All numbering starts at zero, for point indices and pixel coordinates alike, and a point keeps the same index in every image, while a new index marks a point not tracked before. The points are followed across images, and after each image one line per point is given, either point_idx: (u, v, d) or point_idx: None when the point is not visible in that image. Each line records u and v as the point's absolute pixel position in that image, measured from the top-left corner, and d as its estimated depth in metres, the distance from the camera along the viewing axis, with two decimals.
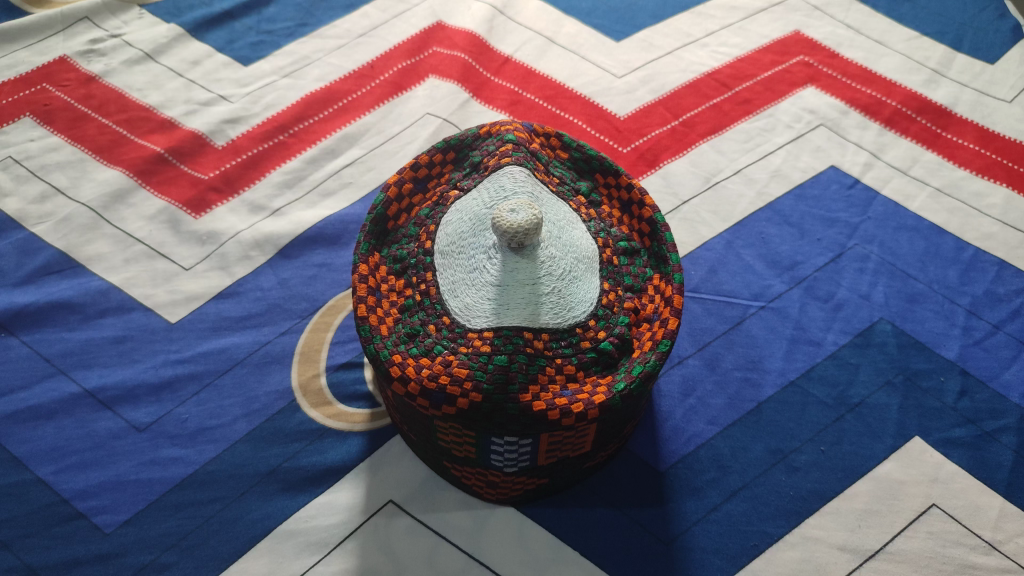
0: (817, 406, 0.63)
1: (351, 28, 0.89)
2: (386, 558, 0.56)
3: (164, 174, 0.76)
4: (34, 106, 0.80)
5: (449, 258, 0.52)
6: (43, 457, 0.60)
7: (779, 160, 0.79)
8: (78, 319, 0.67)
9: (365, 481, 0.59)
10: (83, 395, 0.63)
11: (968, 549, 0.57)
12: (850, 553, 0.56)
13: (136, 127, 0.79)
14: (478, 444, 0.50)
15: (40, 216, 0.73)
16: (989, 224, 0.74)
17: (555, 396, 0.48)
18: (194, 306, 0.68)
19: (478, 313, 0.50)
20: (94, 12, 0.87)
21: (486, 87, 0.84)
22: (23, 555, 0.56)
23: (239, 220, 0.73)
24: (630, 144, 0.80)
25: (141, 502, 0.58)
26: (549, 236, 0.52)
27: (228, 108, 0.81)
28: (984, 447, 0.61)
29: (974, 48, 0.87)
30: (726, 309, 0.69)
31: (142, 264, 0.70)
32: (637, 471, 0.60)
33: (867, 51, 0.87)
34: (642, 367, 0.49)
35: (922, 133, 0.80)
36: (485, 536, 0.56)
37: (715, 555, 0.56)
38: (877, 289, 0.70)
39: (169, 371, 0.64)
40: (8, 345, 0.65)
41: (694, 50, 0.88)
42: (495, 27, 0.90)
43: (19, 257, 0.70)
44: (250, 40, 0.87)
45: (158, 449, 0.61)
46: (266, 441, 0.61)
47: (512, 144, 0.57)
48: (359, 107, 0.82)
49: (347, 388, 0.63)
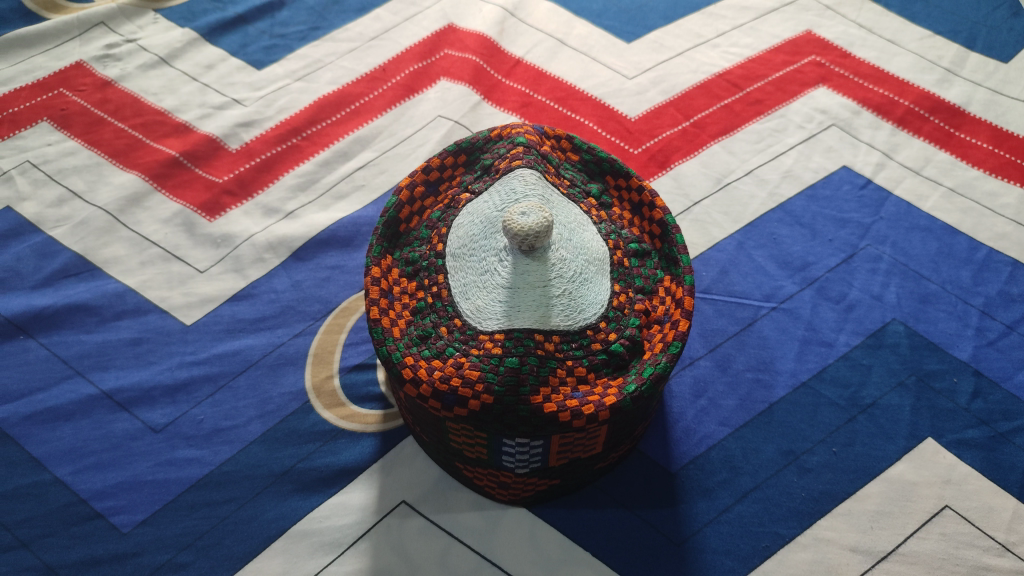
0: (829, 407, 0.63)
1: (363, 31, 0.90)
2: (399, 559, 0.56)
3: (179, 178, 0.77)
4: (51, 111, 0.81)
5: (461, 261, 0.52)
6: (62, 457, 0.61)
7: (790, 160, 0.78)
8: (95, 321, 0.68)
9: (378, 482, 0.59)
10: (100, 397, 0.64)
11: (981, 551, 0.57)
12: (863, 555, 0.56)
13: (152, 131, 0.80)
14: (490, 446, 0.51)
15: (57, 220, 0.74)
16: (1002, 225, 0.73)
17: (566, 398, 0.48)
18: (209, 309, 0.69)
19: (490, 316, 0.50)
20: (110, 18, 0.88)
21: (497, 89, 0.85)
22: (43, 554, 0.57)
23: (253, 223, 0.74)
24: (641, 145, 0.80)
25: (157, 502, 0.59)
26: (560, 238, 0.52)
27: (242, 112, 0.82)
28: (998, 448, 0.61)
29: (988, 47, 0.86)
30: (737, 310, 0.69)
31: (157, 267, 0.71)
32: (649, 472, 0.60)
33: (879, 51, 0.87)
34: (653, 369, 0.49)
35: (934, 133, 0.80)
36: (497, 536, 0.57)
37: (726, 556, 0.56)
38: (890, 289, 0.70)
39: (185, 372, 0.65)
40: (26, 347, 0.66)
41: (706, 51, 0.88)
42: (506, 29, 0.90)
43: (38, 260, 0.71)
44: (263, 44, 0.88)
45: (174, 449, 0.61)
46: (281, 442, 0.61)
47: (523, 146, 0.58)
48: (371, 110, 0.83)
49: (361, 389, 0.63)
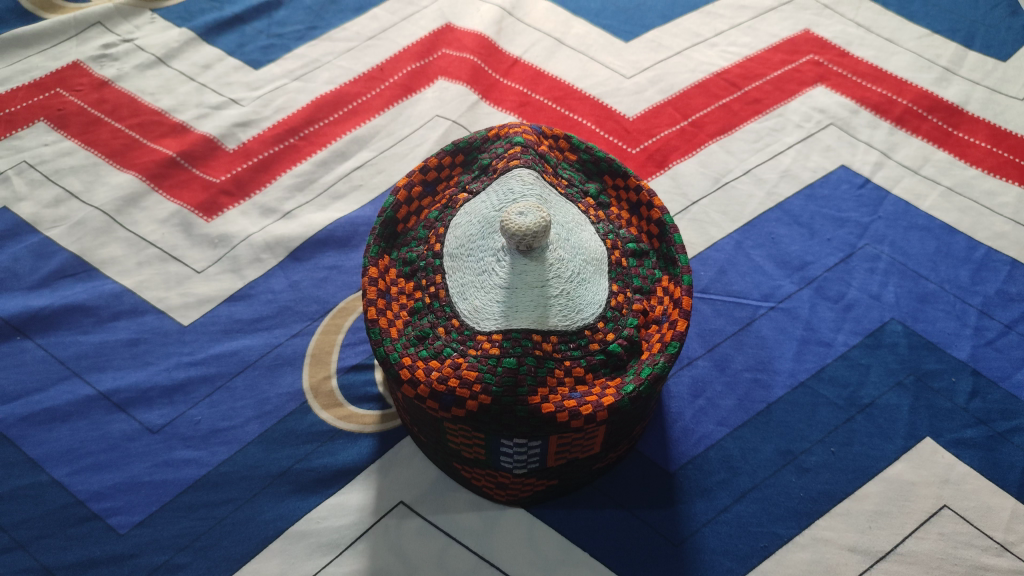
0: (827, 407, 0.63)
1: (360, 31, 0.90)
2: (397, 559, 0.56)
3: (176, 178, 0.77)
4: (48, 111, 0.81)
5: (458, 261, 0.52)
6: (59, 458, 0.61)
7: (788, 160, 0.78)
8: (92, 322, 0.68)
9: (376, 482, 0.59)
10: (97, 398, 0.64)
11: (980, 550, 0.57)
12: (861, 555, 0.56)
13: (148, 131, 0.80)
14: (487, 446, 0.51)
15: (54, 220, 0.74)
16: (1000, 224, 0.73)
17: (563, 398, 0.48)
18: (207, 309, 0.69)
19: (487, 316, 0.50)
20: (107, 18, 0.88)
21: (495, 88, 0.85)
22: (39, 556, 0.56)
23: (250, 223, 0.74)
24: (639, 144, 0.80)
25: (154, 504, 0.59)
26: (558, 238, 0.52)
27: (239, 112, 0.82)
28: (996, 448, 0.61)
29: (986, 46, 0.86)
30: (736, 310, 0.68)
31: (154, 267, 0.71)
32: (647, 472, 0.60)
33: (878, 50, 0.87)
34: (651, 369, 0.49)
35: (932, 132, 0.80)
36: (495, 536, 0.57)
37: (724, 556, 0.56)
38: (888, 289, 0.70)
39: (182, 373, 0.65)
40: (23, 348, 0.66)
41: (704, 50, 0.88)
42: (504, 28, 0.90)
43: (34, 260, 0.71)
44: (260, 44, 0.88)
45: (171, 450, 0.61)
46: (279, 443, 0.61)
47: (521, 146, 0.58)
48: (369, 110, 0.83)
49: (358, 389, 0.63)
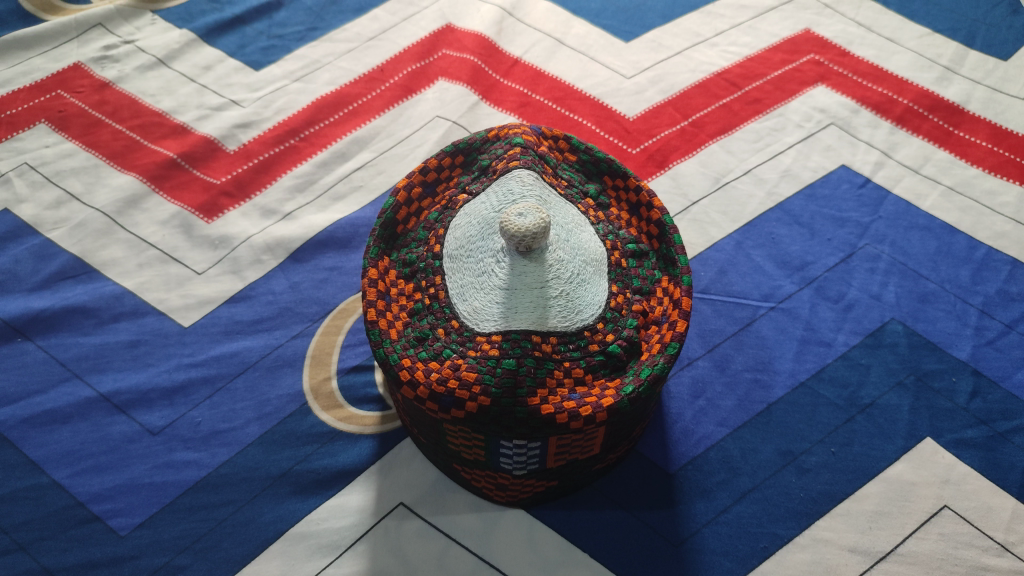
0: (827, 407, 0.63)
1: (360, 31, 0.90)
2: (397, 560, 0.56)
3: (177, 179, 0.77)
4: (49, 113, 0.81)
5: (457, 262, 0.52)
6: (60, 460, 0.61)
7: (789, 159, 0.78)
8: (93, 323, 0.68)
9: (376, 483, 0.59)
10: (98, 399, 0.64)
11: (980, 551, 0.57)
12: (861, 555, 0.56)
13: (149, 133, 0.80)
14: (487, 447, 0.51)
15: (55, 222, 0.74)
16: (1001, 223, 0.73)
17: (563, 399, 0.48)
18: (207, 311, 0.69)
19: (487, 317, 0.50)
20: (108, 19, 0.88)
21: (495, 89, 0.85)
22: (41, 557, 0.57)
23: (251, 224, 0.74)
24: (639, 145, 0.80)
25: (155, 505, 0.59)
26: (557, 239, 0.52)
27: (240, 113, 0.82)
28: (997, 448, 0.61)
29: (987, 45, 0.86)
30: (736, 311, 0.68)
31: (155, 269, 0.71)
32: (647, 473, 0.60)
33: (878, 49, 0.87)
34: (650, 370, 0.49)
35: (933, 131, 0.80)
36: (495, 537, 0.57)
37: (724, 557, 0.56)
38: (888, 289, 0.70)
39: (182, 375, 0.65)
40: (24, 349, 0.66)
41: (704, 50, 0.88)
42: (504, 29, 0.90)
43: (35, 262, 0.71)
44: (261, 45, 0.88)
45: (172, 452, 0.61)
46: (279, 444, 0.61)
47: (521, 147, 0.58)
48: (369, 111, 0.83)
49: (359, 390, 0.63)
